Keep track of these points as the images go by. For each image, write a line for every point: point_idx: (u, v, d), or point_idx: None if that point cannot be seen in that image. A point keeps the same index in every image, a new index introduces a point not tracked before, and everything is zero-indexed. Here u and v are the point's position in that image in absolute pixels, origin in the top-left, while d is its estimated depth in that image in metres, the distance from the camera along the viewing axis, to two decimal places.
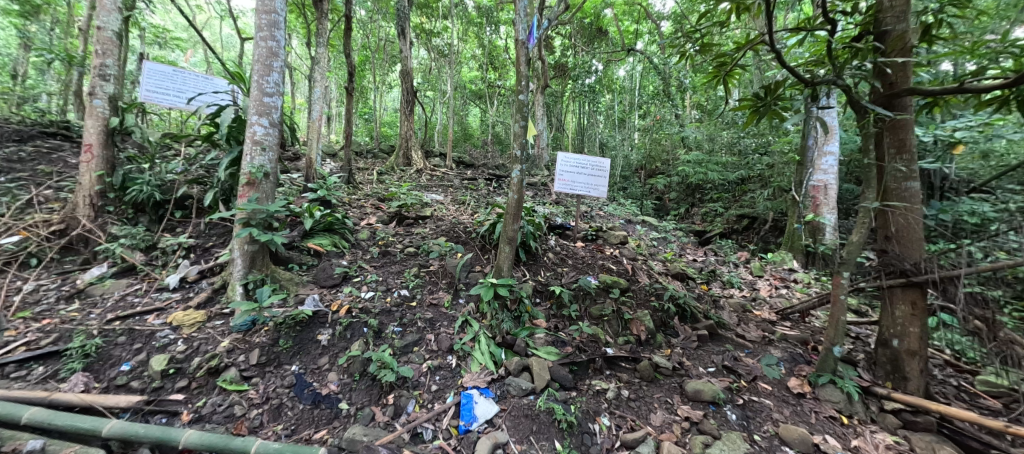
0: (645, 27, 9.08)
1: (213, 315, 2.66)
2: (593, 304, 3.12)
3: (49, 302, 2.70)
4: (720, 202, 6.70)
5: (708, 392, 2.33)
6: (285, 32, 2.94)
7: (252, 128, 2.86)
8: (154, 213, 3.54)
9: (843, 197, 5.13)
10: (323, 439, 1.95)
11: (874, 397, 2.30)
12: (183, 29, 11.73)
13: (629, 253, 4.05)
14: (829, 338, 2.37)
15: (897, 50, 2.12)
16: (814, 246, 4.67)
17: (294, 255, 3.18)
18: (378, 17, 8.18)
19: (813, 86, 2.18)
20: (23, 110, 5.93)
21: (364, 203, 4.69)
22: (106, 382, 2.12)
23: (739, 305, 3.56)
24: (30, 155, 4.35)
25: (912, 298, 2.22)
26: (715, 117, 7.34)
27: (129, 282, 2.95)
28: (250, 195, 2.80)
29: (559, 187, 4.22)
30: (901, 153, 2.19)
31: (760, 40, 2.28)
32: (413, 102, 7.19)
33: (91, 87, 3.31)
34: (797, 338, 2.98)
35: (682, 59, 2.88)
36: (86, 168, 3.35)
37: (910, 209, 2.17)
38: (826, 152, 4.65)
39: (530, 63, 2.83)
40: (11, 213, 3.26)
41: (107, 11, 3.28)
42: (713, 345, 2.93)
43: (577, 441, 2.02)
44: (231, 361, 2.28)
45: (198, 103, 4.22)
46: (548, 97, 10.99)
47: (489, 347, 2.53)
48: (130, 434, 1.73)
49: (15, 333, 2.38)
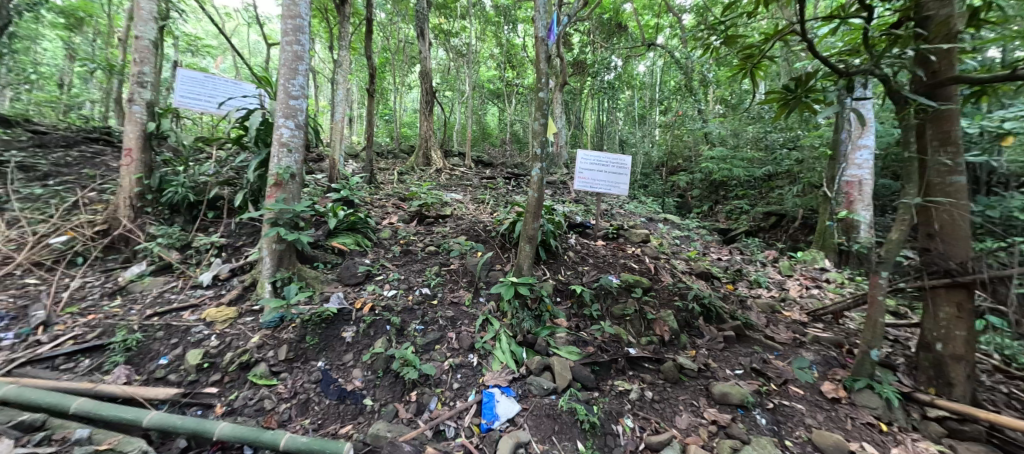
0: (667, 20, 8.77)
1: (245, 311, 2.74)
2: (615, 304, 3.07)
3: (95, 298, 2.86)
4: (746, 199, 6.50)
5: (736, 395, 2.26)
6: (309, 36, 3.01)
7: (279, 131, 2.95)
8: (189, 213, 3.69)
9: (879, 193, 4.89)
10: (349, 434, 2.00)
11: (915, 404, 2.19)
12: (214, 36, 12.27)
13: (651, 252, 3.97)
14: (865, 342, 2.28)
15: (941, 36, 2.00)
16: (848, 245, 4.45)
17: (319, 254, 3.25)
18: (397, 19, 8.27)
19: (849, 77, 2.12)
20: (69, 116, 6.31)
21: (384, 203, 4.76)
22: (146, 375, 2.23)
23: (768, 306, 3.44)
24: (76, 160, 4.62)
25: (958, 300, 2.09)
26: (740, 110, 7.04)
27: (166, 279, 3.07)
28: (277, 196, 2.88)
29: (579, 184, 4.16)
30: (945, 145, 2.07)
31: (789, 31, 2.18)
32: (432, 102, 7.20)
33: (130, 94, 3.48)
34: (831, 340, 2.85)
35: (707, 52, 2.80)
36: (126, 171, 3.52)
37: (955, 205, 2.05)
38: (861, 145, 4.46)
39: (549, 60, 2.80)
40: (59, 214, 3.47)
41: (144, 21, 3.44)
42: (741, 346, 2.84)
43: (600, 442, 1.99)
44: (261, 356, 2.36)
45: (228, 107, 4.38)
46: (566, 94, 10.87)
47: (511, 346, 2.53)
48: (168, 425, 1.81)
49: (64, 327, 2.53)
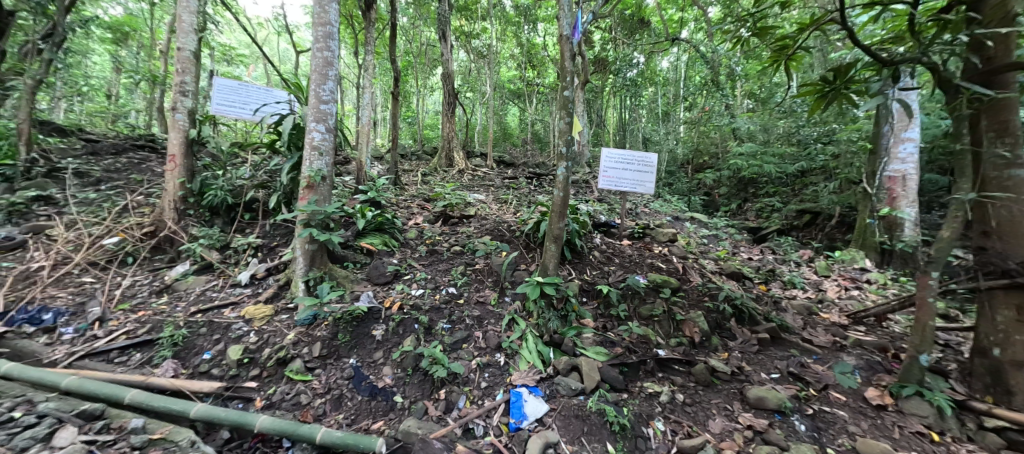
0: (691, 13, 8.55)
1: (280, 309, 2.84)
2: (642, 304, 3.03)
3: (144, 295, 3.03)
4: (778, 196, 6.27)
5: (773, 399, 2.18)
6: (338, 43, 3.09)
7: (311, 134, 3.05)
8: (228, 215, 3.87)
9: (924, 189, 4.63)
10: (380, 430, 2.05)
11: (969, 412, 2.05)
12: (247, 45, 12.80)
13: (679, 251, 3.88)
14: (913, 346, 2.14)
15: (997, 20, 1.87)
16: (891, 244, 4.21)
17: (348, 253, 3.33)
18: (419, 22, 8.38)
19: (893, 66, 2.01)
20: (117, 126, 6.72)
21: (410, 204, 4.84)
22: (191, 369, 2.36)
23: (804, 308, 3.30)
24: (125, 166, 4.92)
25: (1018, 303, 1.94)
26: (771, 104, 6.79)
27: (207, 278, 3.22)
28: (309, 198, 2.98)
29: (604, 183, 4.11)
30: (1002, 137, 1.94)
31: (826, 20, 2.09)
32: (454, 104, 7.27)
33: (172, 103, 3.67)
34: (874, 344, 2.71)
35: (737, 45, 2.70)
36: (171, 176, 3.71)
37: (1014, 200, 1.91)
38: (905, 138, 4.20)
39: (575, 58, 2.77)
40: (111, 217, 3.70)
41: (185, 33, 3.63)
42: (776, 349, 2.74)
43: (631, 444, 1.96)
44: (296, 352, 2.44)
45: (261, 114, 4.55)
46: (587, 92, 10.78)
47: (537, 346, 2.53)
48: (213, 417, 1.90)
49: (117, 323, 2.70)
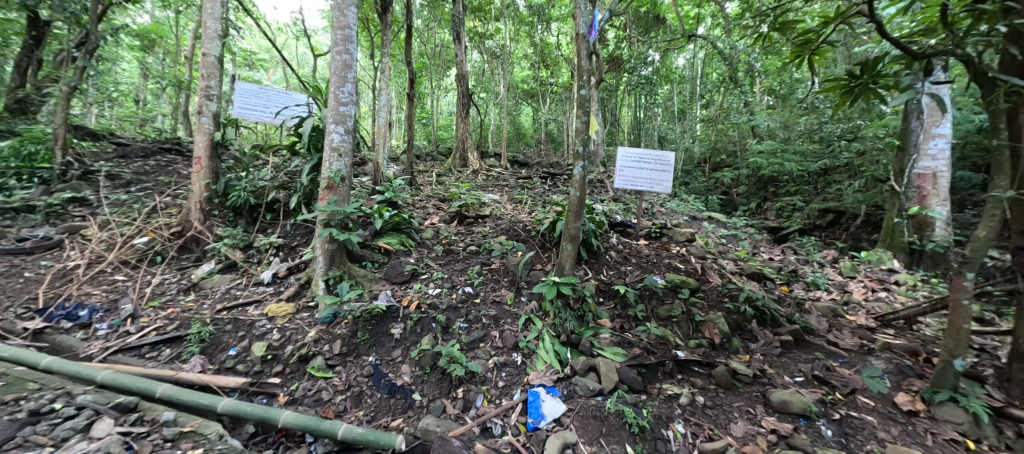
0: (708, 9, 8.39)
1: (301, 307, 2.90)
2: (660, 305, 2.99)
3: (172, 293, 3.13)
4: (799, 195, 6.10)
5: (797, 403, 2.12)
6: (356, 45, 3.13)
7: (331, 136, 3.10)
8: (250, 215, 3.97)
9: (956, 187, 4.44)
10: (399, 427, 2.07)
11: (1008, 420, 1.95)
12: (267, 50, 13.12)
13: (697, 251, 3.82)
14: (947, 350, 2.05)
15: None
16: (920, 244, 4.05)
17: (366, 253, 3.38)
18: (433, 24, 8.44)
19: (925, 59, 1.93)
20: (146, 130, 6.97)
21: (426, 204, 4.89)
22: (218, 364, 2.43)
23: (829, 310, 3.21)
24: (153, 168, 5.10)
25: None
26: (792, 101, 6.62)
27: (231, 277, 3.32)
28: (329, 198, 3.04)
29: (620, 182, 4.07)
30: None
31: (854, 13, 2.02)
32: (468, 104, 7.31)
33: (198, 107, 3.79)
34: (904, 348, 2.61)
35: (758, 40, 2.64)
36: (197, 177, 3.83)
37: None
38: (936, 134, 4.06)
39: (592, 56, 2.75)
40: (140, 218, 3.84)
41: (210, 39, 3.74)
42: (800, 352, 2.68)
43: (650, 446, 1.94)
44: (317, 350, 2.49)
45: (282, 116, 4.65)
46: (601, 91, 10.70)
47: (554, 346, 2.53)
48: (238, 411, 1.96)
49: (148, 319, 2.80)
